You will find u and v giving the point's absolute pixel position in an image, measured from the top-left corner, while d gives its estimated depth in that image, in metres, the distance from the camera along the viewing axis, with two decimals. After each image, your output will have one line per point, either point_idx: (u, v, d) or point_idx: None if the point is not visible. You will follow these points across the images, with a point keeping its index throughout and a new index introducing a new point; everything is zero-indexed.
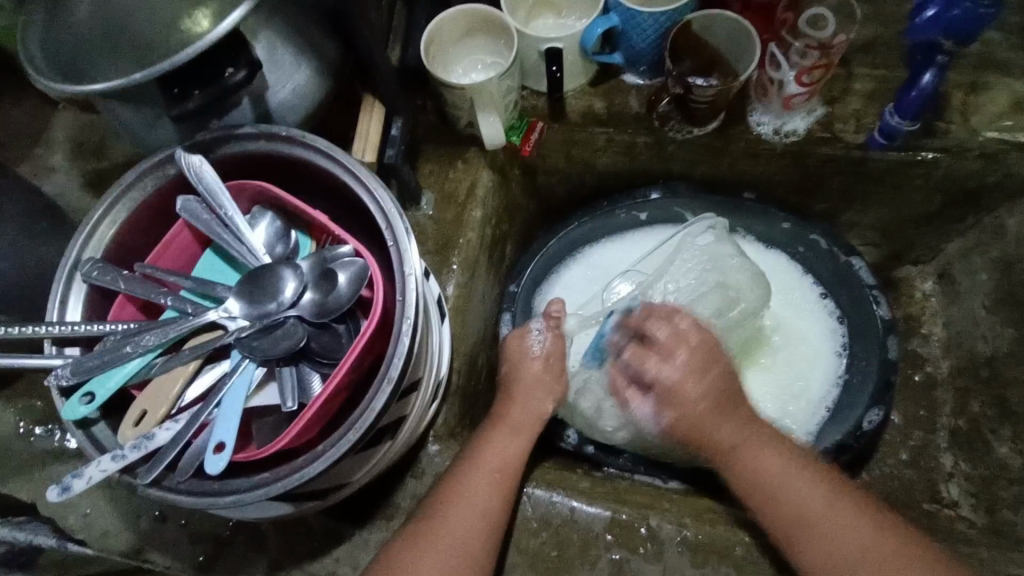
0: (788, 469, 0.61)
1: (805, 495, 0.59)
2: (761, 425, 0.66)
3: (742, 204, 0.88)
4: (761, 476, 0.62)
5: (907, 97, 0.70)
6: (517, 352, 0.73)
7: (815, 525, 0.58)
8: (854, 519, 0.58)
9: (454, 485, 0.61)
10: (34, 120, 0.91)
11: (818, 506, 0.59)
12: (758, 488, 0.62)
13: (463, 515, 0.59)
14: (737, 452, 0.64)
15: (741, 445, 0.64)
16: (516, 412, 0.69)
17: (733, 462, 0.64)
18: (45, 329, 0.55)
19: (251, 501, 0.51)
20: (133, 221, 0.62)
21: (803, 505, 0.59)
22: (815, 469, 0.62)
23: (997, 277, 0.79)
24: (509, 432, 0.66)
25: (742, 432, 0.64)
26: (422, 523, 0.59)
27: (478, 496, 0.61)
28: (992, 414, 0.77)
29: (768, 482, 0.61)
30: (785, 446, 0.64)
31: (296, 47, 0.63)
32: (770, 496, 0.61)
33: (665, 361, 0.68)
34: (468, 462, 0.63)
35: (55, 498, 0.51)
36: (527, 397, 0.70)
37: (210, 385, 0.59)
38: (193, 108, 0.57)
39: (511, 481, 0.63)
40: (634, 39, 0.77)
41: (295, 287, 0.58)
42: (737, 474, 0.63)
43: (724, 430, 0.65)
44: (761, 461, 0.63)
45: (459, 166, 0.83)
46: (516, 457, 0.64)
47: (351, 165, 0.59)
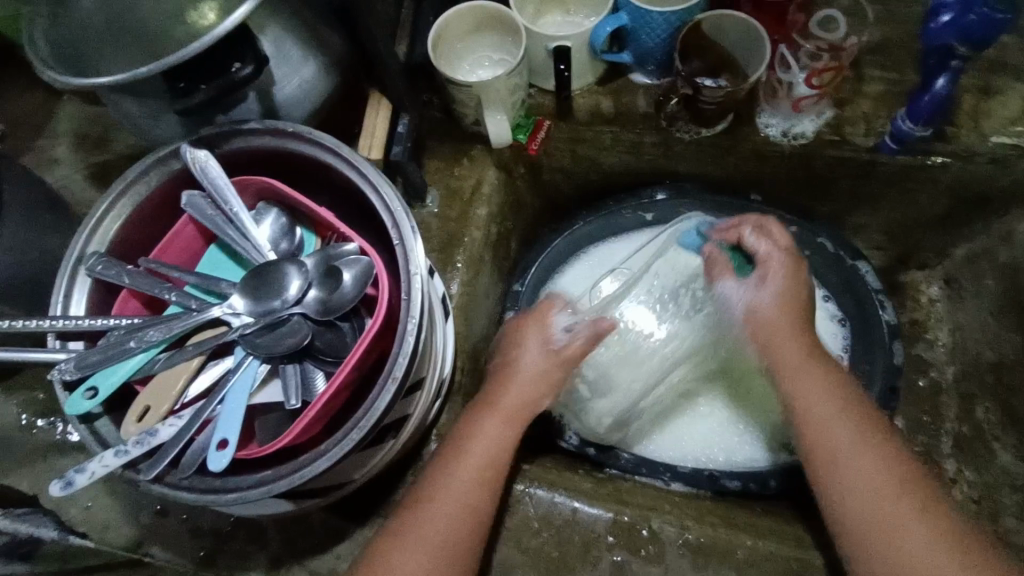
0: (837, 405, 0.60)
1: (846, 434, 0.58)
2: (824, 354, 0.64)
3: (749, 205, 0.87)
4: (807, 398, 0.61)
5: (919, 102, 0.69)
6: (534, 328, 0.68)
7: (849, 463, 0.57)
8: (891, 465, 0.56)
9: (434, 482, 0.59)
10: (39, 111, 0.91)
11: (850, 446, 0.58)
12: (801, 413, 0.61)
13: (443, 514, 0.57)
14: (787, 377, 0.63)
15: (800, 372, 0.62)
16: (507, 404, 0.63)
17: (789, 380, 0.63)
18: (49, 323, 0.55)
19: (254, 498, 0.51)
20: (138, 216, 0.62)
21: (848, 441, 0.58)
22: (863, 414, 0.60)
23: (1004, 283, 0.78)
24: (500, 424, 0.62)
25: (806, 355, 0.63)
26: (402, 520, 0.57)
27: (458, 493, 0.58)
28: (997, 420, 0.77)
29: (814, 411, 0.60)
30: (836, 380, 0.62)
31: (304, 42, 0.63)
32: (811, 427, 0.60)
33: (756, 281, 0.68)
34: (452, 456, 0.60)
35: (59, 492, 0.51)
36: (521, 391, 0.64)
37: (213, 381, 0.59)
38: (198, 103, 0.57)
39: (493, 480, 0.60)
40: (643, 39, 0.76)
41: (299, 284, 0.58)
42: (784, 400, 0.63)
43: (784, 353, 0.64)
44: (807, 388, 0.61)
45: (465, 164, 0.83)
46: (504, 455, 0.61)
47: (357, 162, 0.58)
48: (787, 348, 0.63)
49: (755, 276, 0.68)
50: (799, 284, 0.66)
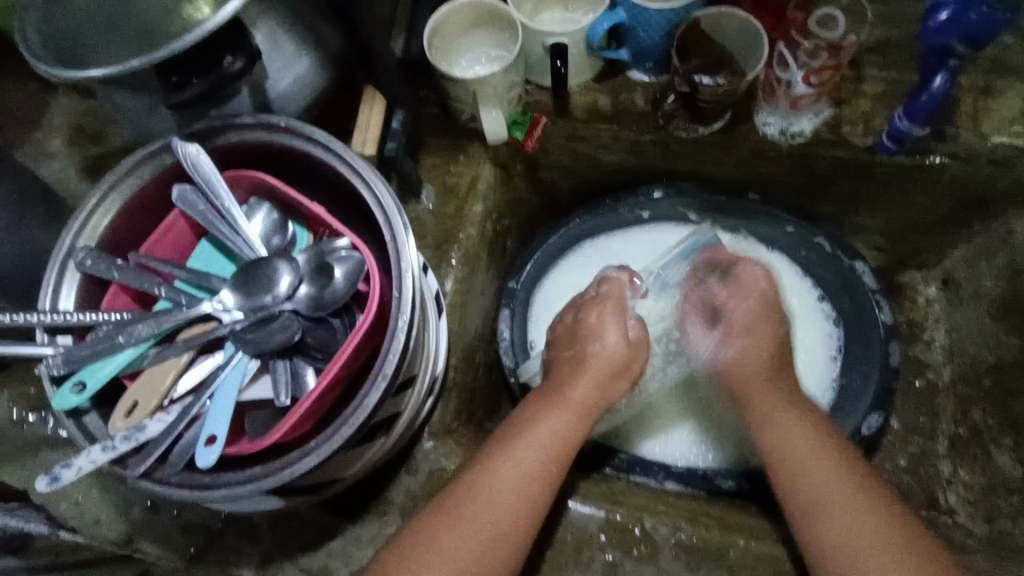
0: (811, 448, 0.61)
1: (822, 476, 0.59)
2: (797, 399, 0.67)
3: (746, 204, 0.86)
4: (784, 442, 0.62)
5: (917, 101, 0.68)
6: (611, 309, 0.72)
7: (827, 507, 0.57)
8: (868, 508, 0.56)
9: (503, 449, 0.60)
10: (34, 104, 0.90)
11: (832, 485, 0.58)
12: (779, 457, 0.62)
13: (510, 482, 0.58)
14: (761, 424, 0.65)
15: (775, 414, 0.65)
16: (578, 393, 0.65)
17: (764, 424, 0.65)
18: (37, 317, 0.55)
19: (241, 495, 0.51)
20: (128, 210, 0.61)
21: (825, 483, 0.58)
22: (840, 455, 0.61)
23: (1003, 285, 0.78)
24: (571, 412, 0.64)
25: (774, 402, 0.65)
26: (463, 486, 0.58)
27: (530, 461, 0.59)
28: (994, 422, 0.76)
29: (792, 455, 0.61)
30: (810, 424, 0.63)
31: (298, 36, 0.62)
32: (789, 470, 0.61)
33: (724, 337, 0.72)
34: (520, 432, 0.62)
35: (44, 488, 0.51)
36: (588, 384, 0.66)
37: (202, 377, 0.58)
38: (191, 96, 0.56)
39: (565, 456, 0.61)
40: (641, 35, 0.76)
41: (290, 280, 0.58)
42: (766, 442, 0.64)
43: (759, 399, 0.66)
44: (785, 433, 0.63)
45: (461, 161, 0.82)
46: (573, 433, 0.63)
47: (350, 158, 0.58)
48: (762, 394, 0.66)
49: (723, 332, 0.72)
50: (759, 333, 0.70)
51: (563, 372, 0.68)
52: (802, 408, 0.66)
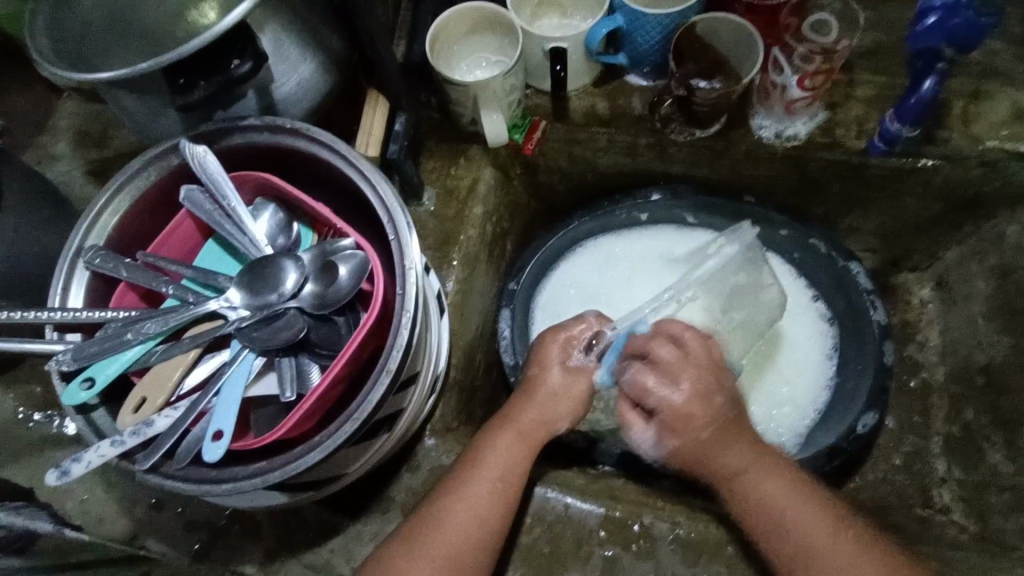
0: (791, 501, 0.61)
1: (804, 535, 0.59)
2: (761, 445, 0.66)
3: (742, 207, 0.88)
4: (758, 505, 0.62)
5: (906, 104, 0.70)
6: (553, 357, 0.71)
7: (814, 562, 0.58)
8: (858, 559, 0.58)
9: (454, 489, 0.61)
10: (40, 108, 0.92)
11: (817, 532, 0.59)
12: (755, 519, 0.62)
13: (462, 522, 0.59)
14: (727, 483, 0.64)
15: (753, 476, 0.63)
16: (525, 418, 0.67)
17: (737, 487, 0.63)
18: (48, 315, 0.56)
19: (248, 489, 0.52)
20: (136, 210, 0.62)
21: (801, 544, 0.59)
22: (816, 502, 0.62)
23: (994, 286, 0.79)
24: (518, 437, 0.65)
25: (749, 457, 0.64)
26: (419, 528, 0.59)
27: (482, 502, 0.60)
28: (986, 421, 0.77)
29: (769, 513, 0.61)
30: (778, 472, 0.64)
31: (302, 41, 0.64)
32: (766, 530, 0.61)
33: (675, 380, 0.66)
34: (472, 470, 0.62)
35: (53, 481, 0.52)
36: (538, 408, 0.68)
37: (209, 373, 0.60)
38: (197, 100, 0.58)
39: (516, 486, 0.62)
40: (638, 41, 0.77)
41: (296, 278, 0.59)
42: (735, 497, 0.63)
43: (724, 459, 0.64)
44: (760, 492, 0.62)
45: (461, 164, 0.83)
46: (523, 461, 0.64)
47: (354, 158, 0.59)
48: (730, 456, 0.64)
49: (665, 376, 0.66)
50: (711, 400, 0.65)
51: (515, 402, 0.69)
52: (771, 461, 0.65)
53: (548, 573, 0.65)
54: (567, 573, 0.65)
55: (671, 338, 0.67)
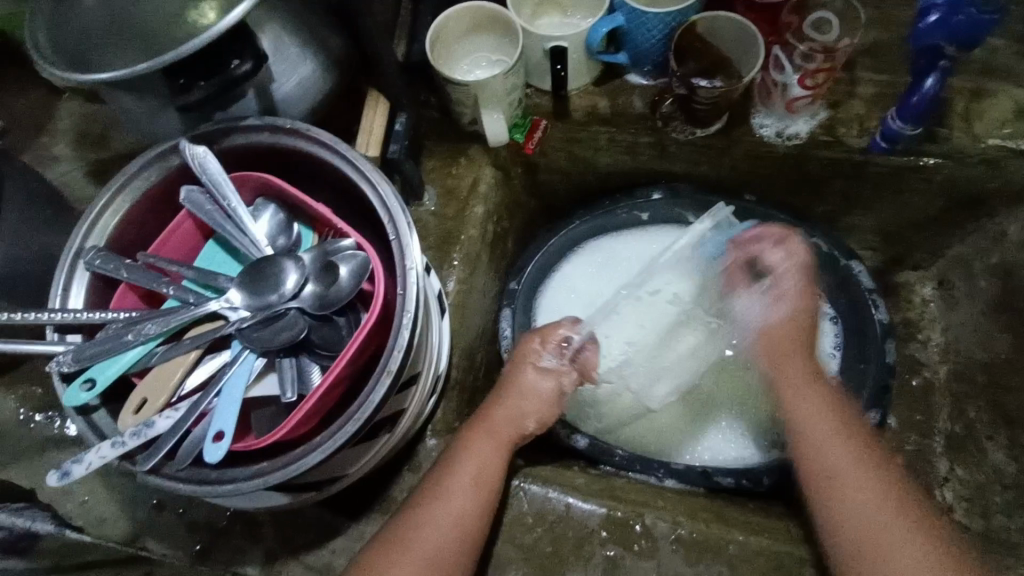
0: (832, 434, 0.63)
1: (843, 459, 0.61)
2: (824, 379, 0.68)
3: (744, 205, 0.87)
4: (805, 406, 0.65)
5: (908, 103, 0.70)
6: (525, 358, 0.70)
7: (850, 495, 0.59)
8: (892, 495, 0.58)
9: (430, 493, 0.61)
10: (40, 108, 0.92)
11: (859, 473, 0.60)
12: (805, 432, 0.64)
13: (437, 524, 0.59)
14: (787, 389, 0.67)
15: (805, 388, 0.66)
16: (496, 418, 0.66)
17: (800, 407, 0.65)
18: (48, 316, 0.55)
19: (248, 491, 0.51)
20: (137, 211, 0.62)
21: (840, 474, 0.60)
22: (865, 449, 0.62)
23: (997, 284, 0.79)
24: (490, 438, 0.64)
25: (818, 402, 0.65)
26: (395, 533, 0.59)
27: (456, 505, 0.60)
28: (988, 419, 0.77)
29: (811, 434, 0.63)
30: (829, 402, 0.65)
31: (302, 41, 0.64)
32: (812, 444, 0.63)
33: (772, 295, 0.72)
34: (445, 471, 0.62)
35: (54, 482, 0.52)
36: (509, 408, 0.67)
37: (210, 375, 0.60)
38: (196, 100, 0.58)
39: (489, 490, 0.62)
40: (638, 38, 0.77)
41: (296, 279, 0.58)
42: (791, 407, 0.66)
43: (794, 374, 0.67)
44: (808, 404, 0.65)
45: (462, 163, 0.83)
46: (496, 464, 0.63)
47: (354, 158, 0.59)
48: (797, 376, 0.67)
49: (768, 286, 0.72)
50: (802, 305, 0.70)
51: (488, 402, 0.68)
52: (824, 391, 0.67)
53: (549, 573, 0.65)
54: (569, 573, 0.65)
55: (779, 236, 0.73)
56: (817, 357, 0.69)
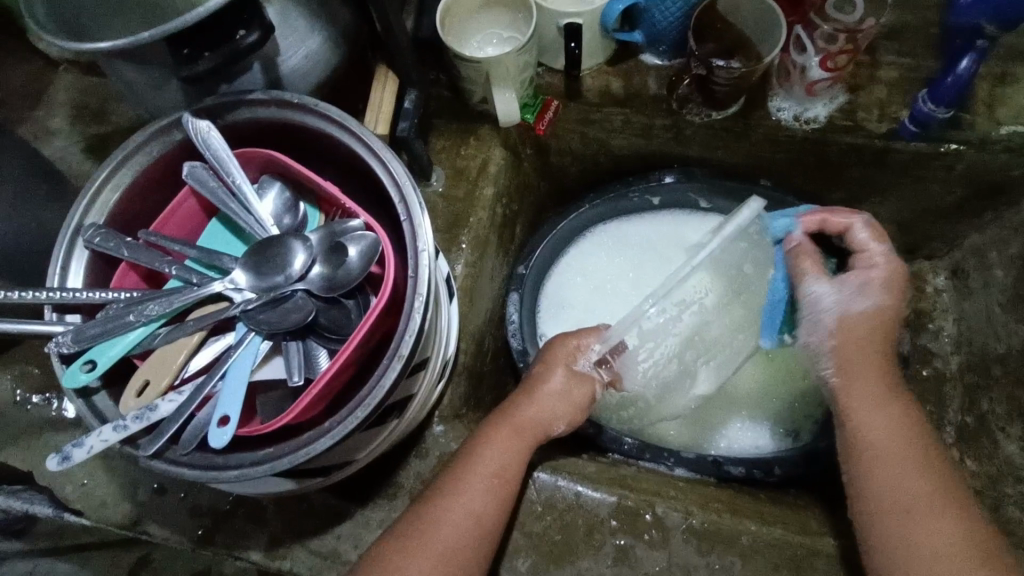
0: (901, 451, 0.60)
1: (906, 480, 0.58)
2: (898, 393, 0.64)
3: (757, 190, 0.86)
4: (869, 413, 0.63)
5: (942, 84, 0.69)
6: (560, 358, 0.68)
7: (907, 523, 0.57)
8: (950, 515, 0.57)
9: (450, 487, 0.60)
10: (35, 81, 0.89)
11: (908, 487, 0.58)
12: (868, 449, 0.61)
13: (456, 522, 0.58)
14: (851, 407, 0.64)
15: (874, 404, 0.63)
16: (523, 416, 0.64)
17: (863, 427, 0.62)
18: (47, 295, 0.54)
19: (255, 476, 0.50)
20: (137, 187, 0.60)
21: (900, 492, 0.58)
22: (918, 449, 0.60)
23: (1013, 275, 0.77)
24: (515, 435, 0.63)
25: (880, 393, 0.64)
26: (411, 529, 0.57)
27: (474, 502, 0.59)
28: (1002, 411, 0.76)
29: (882, 449, 0.61)
30: (882, 366, 0.65)
31: (309, 12, 0.61)
32: (875, 465, 0.60)
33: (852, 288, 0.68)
34: (463, 468, 0.61)
35: (54, 466, 0.50)
36: (539, 407, 0.65)
37: (214, 357, 0.58)
38: (202, 70, 0.55)
39: (508, 487, 0.61)
40: (656, 18, 0.75)
41: (303, 259, 0.57)
42: (856, 425, 0.63)
43: (859, 386, 0.64)
44: (879, 417, 0.62)
45: (472, 144, 0.81)
46: (517, 463, 0.62)
47: (362, 134, 0.57)
48: (871, 389, 0.64)
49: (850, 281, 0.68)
50: (893, 296, 0.67)
51: (515, 398, 0.67)
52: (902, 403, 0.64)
53: (559, 562, 0.64)
54: (578, 562, 0.64)
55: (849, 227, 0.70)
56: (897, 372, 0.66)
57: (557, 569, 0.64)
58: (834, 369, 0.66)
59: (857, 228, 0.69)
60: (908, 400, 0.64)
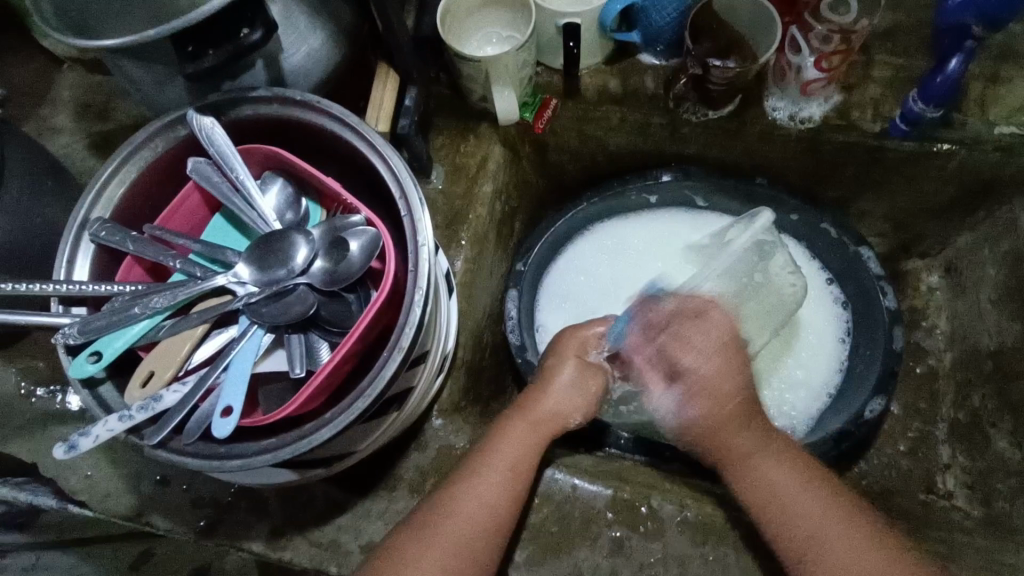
0: (796, 490, 0.60)
1: (810, 521, 0.59)
2: (763, 431, 0.65)
3: (754, 189, 0.86)
4: (754, 467, 0.62)
5: (932, 83, 0.69)
6: (571, 351, 0.70)
7: (819, 560, 0.57)
8: (857, 539, 0.58)
9: (465, 479, 0.61)
10: (39, 78, 0.90)
11: (816, 523, 0.58)
12: (761, 505, 0.61)
13: (470, 512, 0.59)
14: (734, 467, 0.63)
15: (753, 456, 0.63)
16: (539, 411, 0.65)
17: (747, 476, 0.62)
18: (54, 287, 0.55)
19: (259, 465, 0.51)
20: (141, 182, 0.61)
21: (810, 535, 0.58)
22: (812, 484, 0.61)
23: (1005, 272, 0.79)
24: (530, 428, 0.64)
25: (758, 441, 0.64)
26: (427, 520, 0.59)
27: (489, 494, 0.60)
28: (993, 406, 0.77)
29: (780, 499, 0.60)
30: (740, 411, 0.65)
31: (312, 11, 0.62)
32: (779, 516, 0.59)
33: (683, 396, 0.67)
34: (478, 462, 0.62)
35: (61, 455, 0.51)
36: (554, 400, 0.66)
37: (218, 349, 0.59)
38: (208, 67, 0.56)
39: (523, 479, 0.61)
40: (654, 18, 0.76)
41: (305, 254, 0.58)
42: (742, 480, 0.62)
43: (734, 439, 0.64)
44: (764, 467, 0.62)
45: (471, 141, 0.82)
46: (531, 456, 0.62)
47: (365, 132, 0.58)
48: (738, 438, 0.64)
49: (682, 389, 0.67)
50: (729, 369, 0.66)
51: (528, 394, 0.68)
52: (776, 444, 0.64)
53: (556, 552, 0.65)
54: (575, 552, 0.65)
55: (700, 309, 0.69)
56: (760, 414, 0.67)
57: (553, 559, 0.65)
58: (704, 437, 0.65)
59: (710, 318, 0.69)
60: (781, 437, 0.65)
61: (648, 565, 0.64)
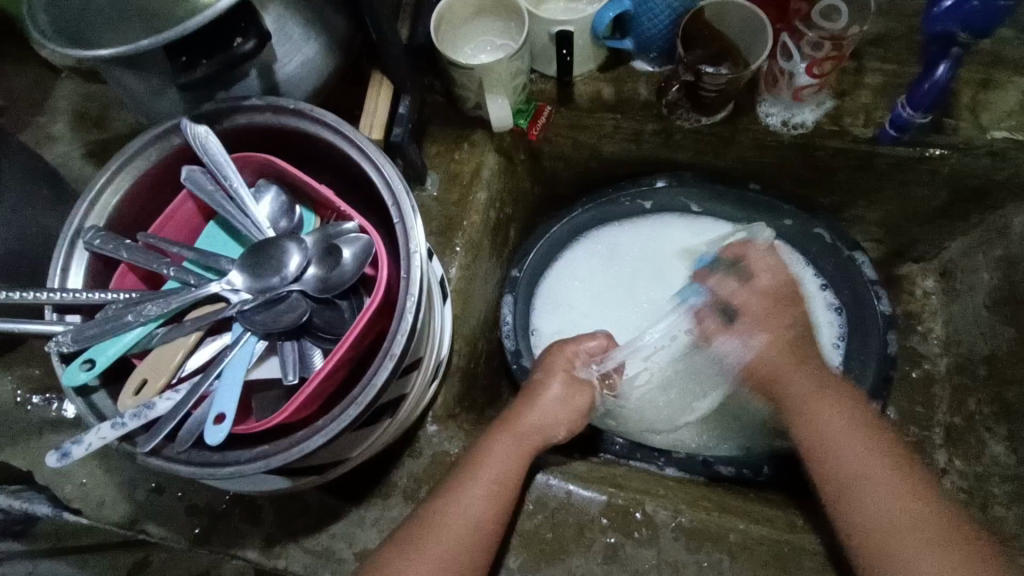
0: (854, 443, 0.62)
1: (869, 468, 0.60)
2: (830, 380, 0.68)
3: (748, 195, 0.87)
4: (815, 417, 0.64)
5: (919, 88, 0.70)
6: (559, 367, 0.70)
7: (872, 496, 0.59)
8: (910, 497, 0.58)
9: (451, 492, 0.61)
10: (36, 89, 0.91)
11: (864, 467, 0.60)
12: (818, 439, 0.63)
13: (454, 527, 0.58)
14: (801, 404, 0.66)
15: (812, 399, 0.65)
16: (525, 424, 0.65)
17: (807, 418, 0.65)
18: (47, 295, 0.55)
19: (250, 473, 0.51)
20: (136, 190, 0.61)
21: (856, 476, 0.60)
22: (872, 436, 0.63)
23: (999, 276, 0.79)
24: (520, 441, 0.64)
25: (812, 388, 0.66)
26: (413, 534, 0.59)
27: (473, 507, 0.59)
28: (989, 411, 0.77)
29: (832, 441, 0.63)
30: (818, 378, 0.67)
31: (306, 21, 0.63)
32: (826, 456, 0.62)
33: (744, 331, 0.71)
34: (467, 472, 0.62)
35: (53, 463, 0.51)
36: (541, 414, 0.66)
37: (211, 357, 0.59)
38: (198, 78, 0.57)
39: (509, 492, 0.61)
40: (644, 25, 0.77)
41: (298, 261, 0.58)
42: (802, 418, 0.65)
43: (792, 385, 0.67)
44: (824, 413, 0.64)
45: (465, 149, 0.82)
46: (518, 469, 0.62)
47: (358, 140, 0.58)
48: (794, 384, 0.67)
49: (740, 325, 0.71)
50: (780, 318, 0.70)
51: (517, 406, 0.68)
52: (840, 390, 0.67)
53: (550, 559, 0.65)
54: (569, 559, 0.65)
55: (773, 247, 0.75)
56: (813, 358, 0.69)
57: (547, 566, 0.64)
58: (767, 376, 0.69)
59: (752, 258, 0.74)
60: (840, 385, 0.67)
61: (642, 571, 0.64)
